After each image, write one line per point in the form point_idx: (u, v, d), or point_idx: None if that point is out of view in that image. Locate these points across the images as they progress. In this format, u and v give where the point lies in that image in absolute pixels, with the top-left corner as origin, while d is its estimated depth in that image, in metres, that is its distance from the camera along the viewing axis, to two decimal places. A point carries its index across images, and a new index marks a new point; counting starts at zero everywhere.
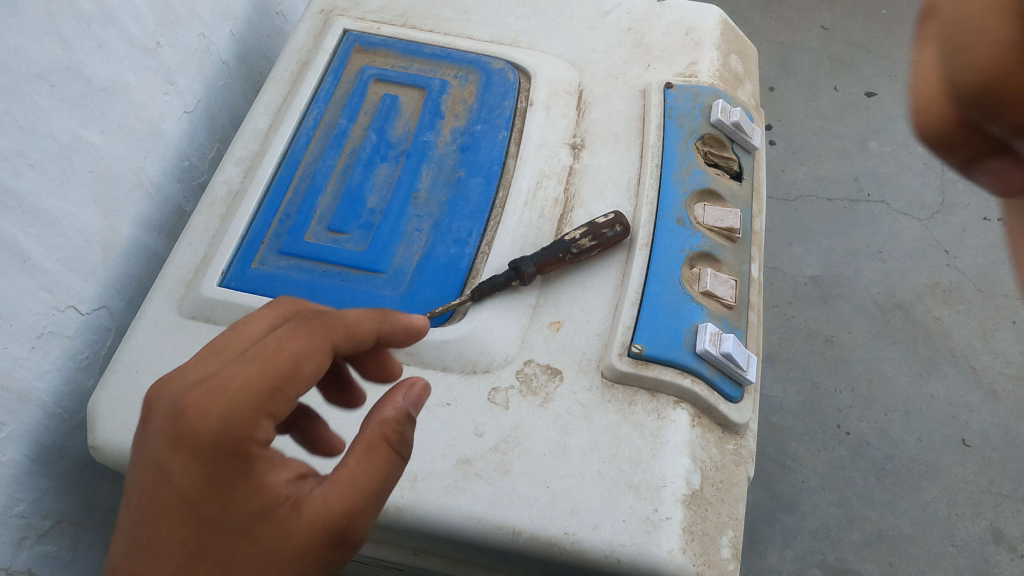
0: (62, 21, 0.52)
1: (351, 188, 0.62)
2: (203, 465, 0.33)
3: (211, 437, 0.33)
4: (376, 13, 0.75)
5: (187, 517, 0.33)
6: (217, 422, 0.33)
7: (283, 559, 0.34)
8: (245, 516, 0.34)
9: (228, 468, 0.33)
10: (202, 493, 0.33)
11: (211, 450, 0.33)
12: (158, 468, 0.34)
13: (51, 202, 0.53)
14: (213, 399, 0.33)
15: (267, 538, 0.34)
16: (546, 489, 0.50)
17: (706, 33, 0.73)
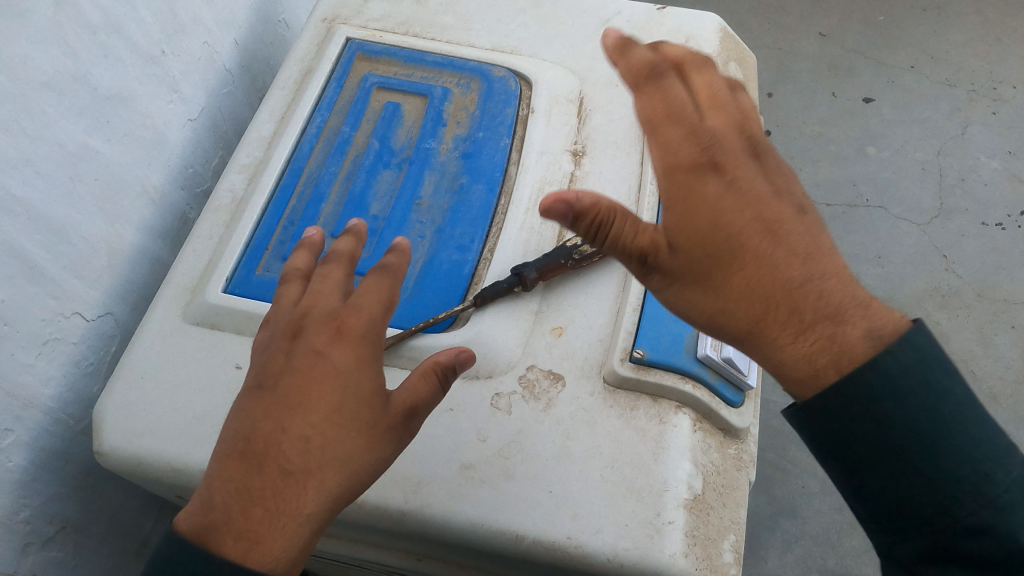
0: (70, 31, 0.53)
1: (354, 195, 0.63)
2: (346, 351, 0.43)
3: (357, 331, 0.43)
4: (378, 22, 0.76)
5: (329, 388, 0.41)
6: (360, 323, 0.44)
7: (385, 432, 0.42)
8: (365, 394, 0.42)
9: (360, 357, 0.43)
10: (345, 370, 0.42)
11: (354, 342, 0.43)
12: (315, 350, 0.42)
13: (57, 209, 0.54)
14: (358, 309, 0.44)
15: (378, 416, 0.42)
16: (548, 494, 0.50)
17: (705, 41, 0.74)
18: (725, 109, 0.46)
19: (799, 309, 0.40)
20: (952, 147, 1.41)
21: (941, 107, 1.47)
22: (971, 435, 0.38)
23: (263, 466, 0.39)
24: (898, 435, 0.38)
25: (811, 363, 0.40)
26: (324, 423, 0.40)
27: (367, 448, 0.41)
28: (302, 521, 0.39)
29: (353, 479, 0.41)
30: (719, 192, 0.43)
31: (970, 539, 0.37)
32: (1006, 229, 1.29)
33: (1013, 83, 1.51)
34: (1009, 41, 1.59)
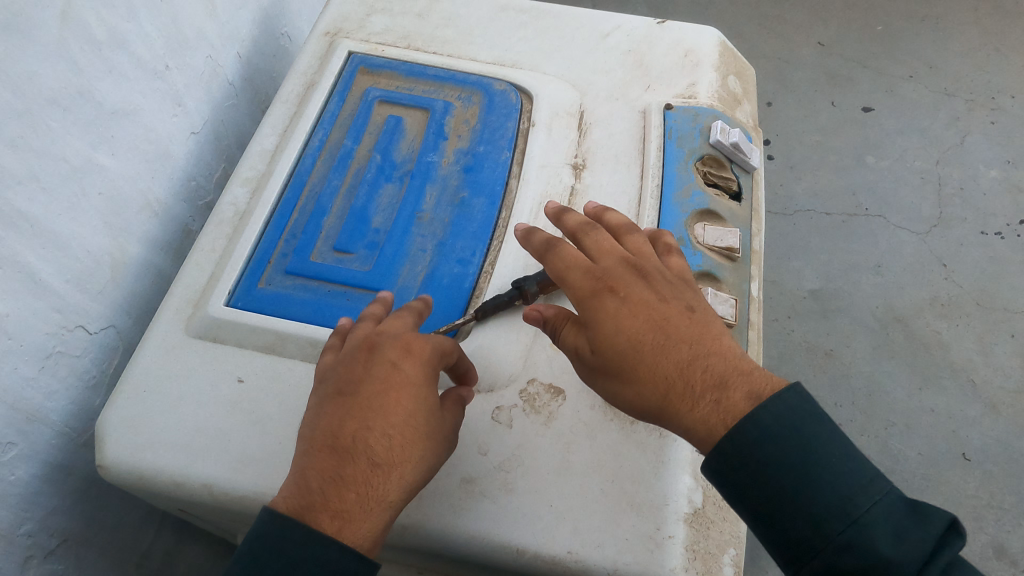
0: (76, 47, 0.53)
1: (356, 209, 0.63)
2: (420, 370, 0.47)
3: (427, 352, 0.48)
4: (379, 36, 0.77)
5: (408, 401, 0.46)
6: (430, 346, 0.48)
7: (442, 444, 0.47)
8: (431, 408, 0.47)
9: (428, 376, 0.47)
10: (419, 385, 0.46)
11: (425, 363, 0.48)
12: (391, 362, 0.47)
13: (62, 224, 0.54)
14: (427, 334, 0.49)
15: (439, 428, 0.47)
16: (549, 508, 0.51)
17: (705, 55, 0.74)
18: (615, 247, 0.50)
19: (691, 386, 0.43)
20: (951, 156, 1.41)
21: (940, 117, 1.48)
22: (834, 463, 0.40)
23: (353, 459, 0.43)
24: (772, 470, 0.40)
25: (705, 425, 0.42)
26: (403, 427, 0.45)
27: (434, 449, 0.46)
28: (386, 509, 0.43)
29: (423, 475, 0.46)
30: (618, 308, 0.46)
31: (839, 561, 0.38)
32: (1006, 238, 1.29)
33: (1012, 92, 1.52)
34: (1007, 51, 1.60)
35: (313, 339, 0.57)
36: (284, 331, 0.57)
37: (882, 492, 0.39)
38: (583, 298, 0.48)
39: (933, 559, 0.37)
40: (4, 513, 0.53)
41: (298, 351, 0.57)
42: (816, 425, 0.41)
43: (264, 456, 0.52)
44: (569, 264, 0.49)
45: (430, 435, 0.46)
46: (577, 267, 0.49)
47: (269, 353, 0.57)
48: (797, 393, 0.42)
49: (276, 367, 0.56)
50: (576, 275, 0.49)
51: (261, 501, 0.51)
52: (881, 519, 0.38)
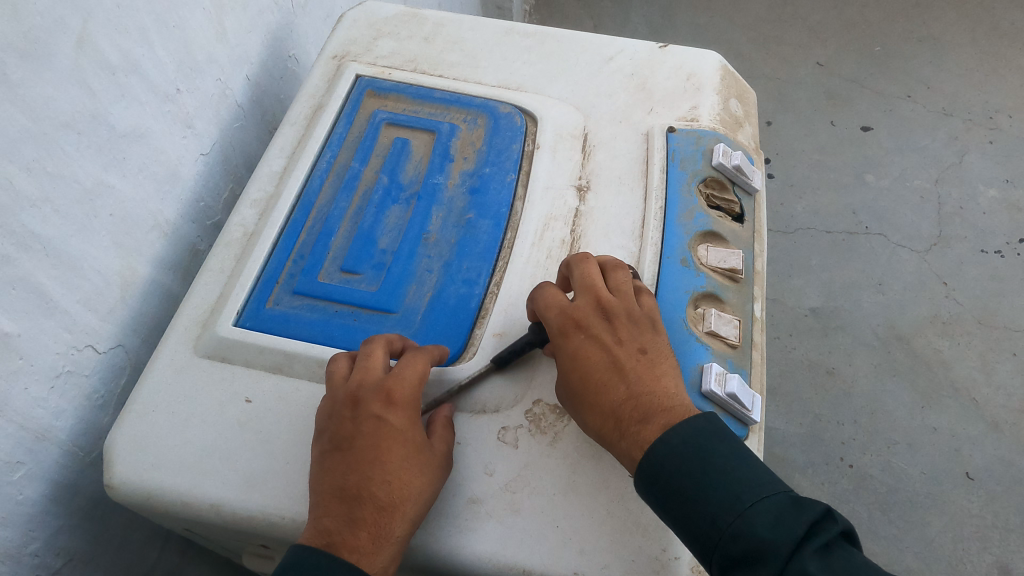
0: (91, 72, 0.54)
1: (363, 230, 0.64)
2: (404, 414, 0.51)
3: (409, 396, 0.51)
4: (386, 59, 0.78)
5: (396, 445, 0.49)
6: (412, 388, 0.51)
7: (438, 474, 0.50)
8: (420, 447, 0.50)
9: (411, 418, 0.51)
10: (407, 429, 0.50)
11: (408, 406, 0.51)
12: (375, 415, 0.50)
13: (74, 244, 0.55)
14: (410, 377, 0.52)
15: (432, 461, 0.50)
16: (555, 529, 0.51)
17: (707, 78, 0.76)
18: (592, 284, 0.55)
19: (622, 423, 0.49)
20: (950, 175, 1.42)
21: (939, 136, 1.49)
22: (728, 469, 0.46)
23: (361, 505, 0.47)
24: (676, 479, 0.46)
25: (626, 455, 0.49)
26: (400, 470, 0.48)
27: (432, 481, 0.49)
28: (397, 542, 0.47)
29: (425, 507, 0.49)
30: (580, 348, 0.52)
31: (731, 548, 0.43)
32: (1006, 256, 1.30)
33: (1009, 112, 1.53)
34: (1004, 71, 1.62)
35: (320, 359, 0.57)
36: (292, 351, 0.57)
37: (769, 491, 0.45)
38: (553, 332, 0.54)
39: (809, 541, 0.42)
40: (13, 532, 0.53)
41: (306, 371, 0.57)
42: (717, 440, 0.47)
43: (272, 475, 0.53)
44: (548, 305, 0.55)
45: (426, 470, 0.49)
46: (553, 304, 0.55)
47: (277, 373, 0.57)
48: (705, 419, 0.48)
49: (284, 387, 0.56)
50: (552, 310, 0.54)
51: (269, 521, 0.52)
52: (765, 511, 0.43)
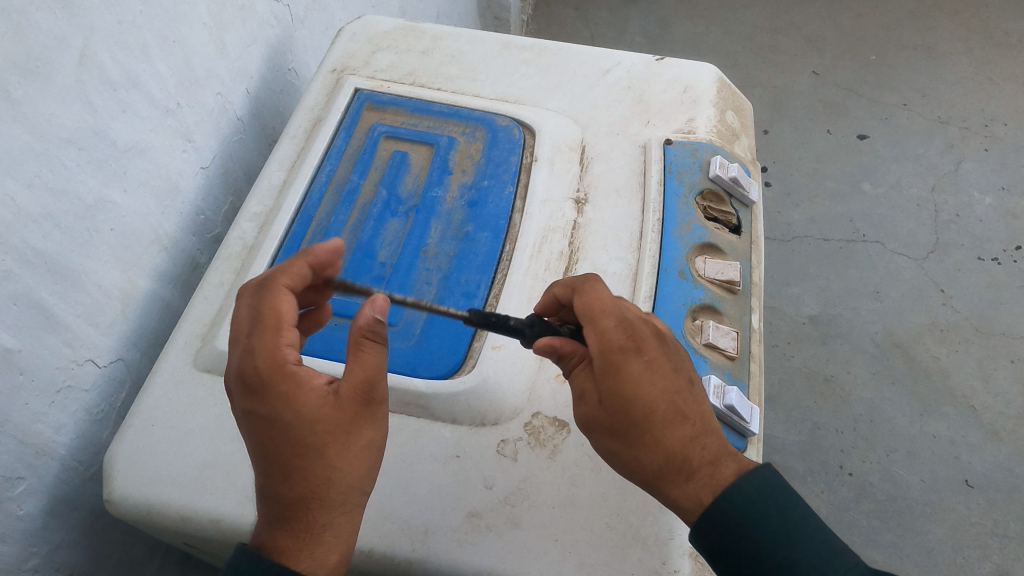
0: (93, 89, 0.55)
1: (362, 243, 0.64)
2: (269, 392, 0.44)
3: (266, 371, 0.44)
4: (385, 73, 0.78)
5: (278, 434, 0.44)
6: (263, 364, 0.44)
7: (347, 442, 0.44)
8: (305, 423, 0.44)
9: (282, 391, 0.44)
10: (281, 413, 0.44)
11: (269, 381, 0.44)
12: (247, 406, 0.45)
13: (74, 259, 0.55)
14: (257, 355, 0.45)
15: (334, 435, 0.44)
16: (555, 542, 0.51)
17: (703, 91, 0.76)
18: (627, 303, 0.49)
19: (692, 464, 0.45)
20: (947, 183, 1.43)
21: (935, 144, 1.50)
22: (805, 533, 0.44)
23: (279, 507, 0.44)
24: (758, 527, 0.43)
25: (699, 501, 0.45)
26: (296, 463, 0.44)
27: (341, 452, 0.44)
28: (332, 528, 0.45)
29: (350, 482, 0.45)
30: (641, 375, 0.46)
31: None
32: (1002, 264, 1.30)
33: (1005, 120, 1.54)
34: (999, 79, 1.63)
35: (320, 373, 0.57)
36: None
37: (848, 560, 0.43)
38: (602, 358, 0.47)
39: None
40: (12, 548, 0.53)
41: None
42: (789, 499, 0.45)
43: None
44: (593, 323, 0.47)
45: (327, 445, 0.44)
46: (609, 325, 0.47)
47: None
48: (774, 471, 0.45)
49: None
50: (611, 334, 0.47)
51: None
52: None
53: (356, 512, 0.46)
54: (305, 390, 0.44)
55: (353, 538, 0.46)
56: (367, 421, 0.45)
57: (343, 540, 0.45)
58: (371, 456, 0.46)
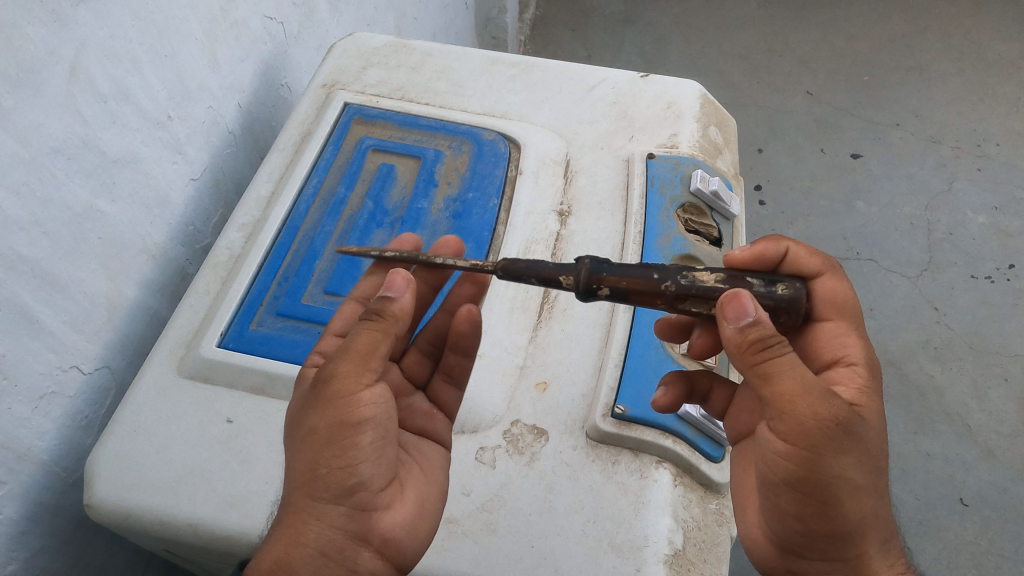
0: (83, 101, 0.56)
1: (347, 253, 0.65)
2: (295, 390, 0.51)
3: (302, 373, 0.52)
4: (374, 88, 0.80)
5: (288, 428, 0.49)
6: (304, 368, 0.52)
7: (301, 427, 0.45)
8: (291, 411, 0.48)
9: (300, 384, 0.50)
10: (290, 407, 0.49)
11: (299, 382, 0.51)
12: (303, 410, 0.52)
13: (60, 267, 0.56)
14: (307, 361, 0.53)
15: (296, 425, 0.46)
16: (530, 549, 0.51)
17: (686, 107, 0.78)
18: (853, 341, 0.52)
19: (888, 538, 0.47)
20: (939, 202, 1.44)
21: (927, 163, 1.52)
22: None
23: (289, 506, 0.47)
24: None
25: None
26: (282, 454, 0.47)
27: (292, 441, 0.45)
28: (278, 532, 0.44)
29: (291, 477, 0.44)
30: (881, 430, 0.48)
31: None
32: (995, 282, 1.31)
33: (997, 140, 1.56)
34: (990, 100, 1.65)
35: None
36: (273, 373, 0.58)
37: None
38: (865, 374, 0.50)
39: None
40: None
41: (287, 393, 0.58)
42: None
43: (253, 495, 0.54)
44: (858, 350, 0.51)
45: (289, 434, 0.46)
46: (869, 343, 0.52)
47: (258, 394, 0.58)
48: None
49: (266, 408, 0.58)
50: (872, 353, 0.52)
51: (249, 540, 0.52)
52: None
53: (304, 519, 0.43)
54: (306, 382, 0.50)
55: (300, 549, 0.43)
56: (314, 403, 0.45)
57: (286, 548, 0.43)
58: (311, 446, 0.44)
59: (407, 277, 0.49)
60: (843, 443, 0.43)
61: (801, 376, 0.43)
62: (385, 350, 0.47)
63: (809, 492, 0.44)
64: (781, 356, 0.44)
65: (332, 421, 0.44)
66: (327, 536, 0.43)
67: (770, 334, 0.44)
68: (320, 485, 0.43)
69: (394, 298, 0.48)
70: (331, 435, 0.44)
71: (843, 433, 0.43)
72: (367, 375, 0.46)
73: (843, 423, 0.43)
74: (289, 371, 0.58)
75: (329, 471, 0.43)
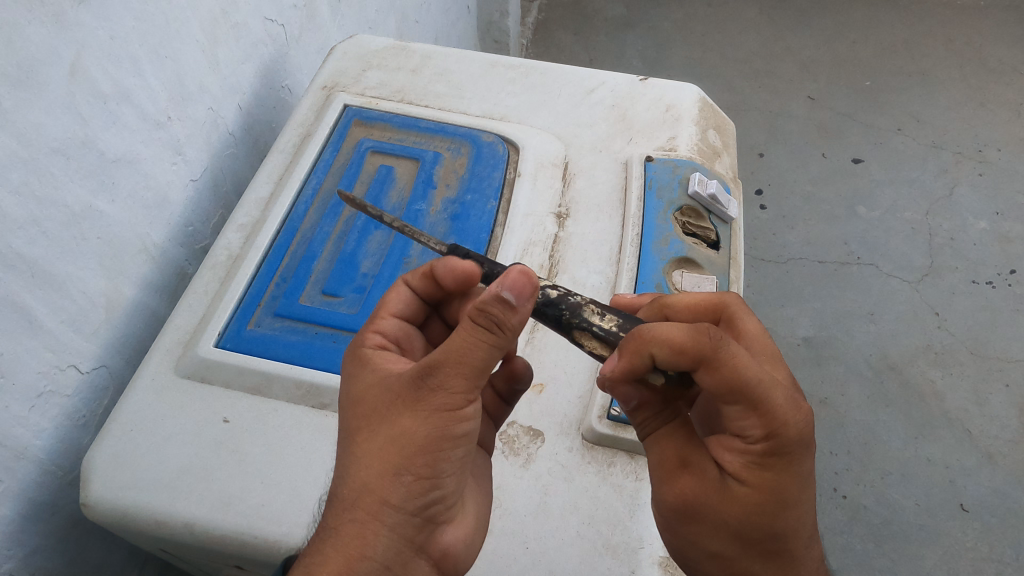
0: (83, 102, 0.56)
1: (345, 254, 0.65)
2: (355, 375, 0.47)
3: (359, 356, 0.48)
4: (374, 90, 0.80)
5: (346, 415, 0.46)
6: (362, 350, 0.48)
7: (385, 427, 0.42)
8: (364, 403, 0.44)
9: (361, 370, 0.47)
10: (350, 394, 0.46)
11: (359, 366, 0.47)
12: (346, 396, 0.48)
13: (59, 266, 0.56)
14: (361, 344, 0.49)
15: (376, 420, 0.43)
16: (525, 550, 0.51)
17: (685, 110, 0.78)
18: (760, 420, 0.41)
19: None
20: (941, 207, 1.44)
21: (929, 169, 1.52)
22: None
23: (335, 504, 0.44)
24: None
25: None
26: (342, 447, 0.44)
27: (370, 442, 0.43)
28: (337, 538, 0.42)
29: (365, 481, 0.42)
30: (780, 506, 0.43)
31: None
32: (997, 287, 1.31)
33: (998, 146, 1.56)
34: (992, 105, 1.65)
35: (298, 380, 0.58)
36: (270, 373, 0.58)
37: None
38: (760, 455, 0.42)
39: None
40: None
41: (284, 393, 0.58)
42: None
43: (248, 495, 0.54)
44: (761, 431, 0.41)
45: (364, 431, 0.43)
46: (782, 420, 0.40)
47: (255, 394, 0.58)
48: None
49: (263, 408, 0.58)
50: (788, 428, 0.41)
51: (244, 539, 0.52)
52: None
53: (374, 529, 0.41)
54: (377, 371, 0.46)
55: (370, 559, 0.41)
56: (410, 404, 0.42)
57: (353, 556, 0.41)
58: (397, 451, 0.42)
59: (531, 279, 0.43)
60: (689, 515, 0.46)
61: (660, 452, 0.46)
62: (494, 361, 0.43)
63: (685, 547, 0.48)
64: (649, 435, 0.47)
65: (429, 431, 0.42)
66: (395, 550, 0.42)
67: (641, 417, 0.47)
68: (400, 494, 0.41)
69: (515, 307, 0.42)
70: (426, 444, 0.42)
71: (689, 508, 0.45)
72: (472, 388, 0.42)
73: (685, 502, 0.45)
74: (285, 371, 0.58)
75: (416, 480, 0.42)
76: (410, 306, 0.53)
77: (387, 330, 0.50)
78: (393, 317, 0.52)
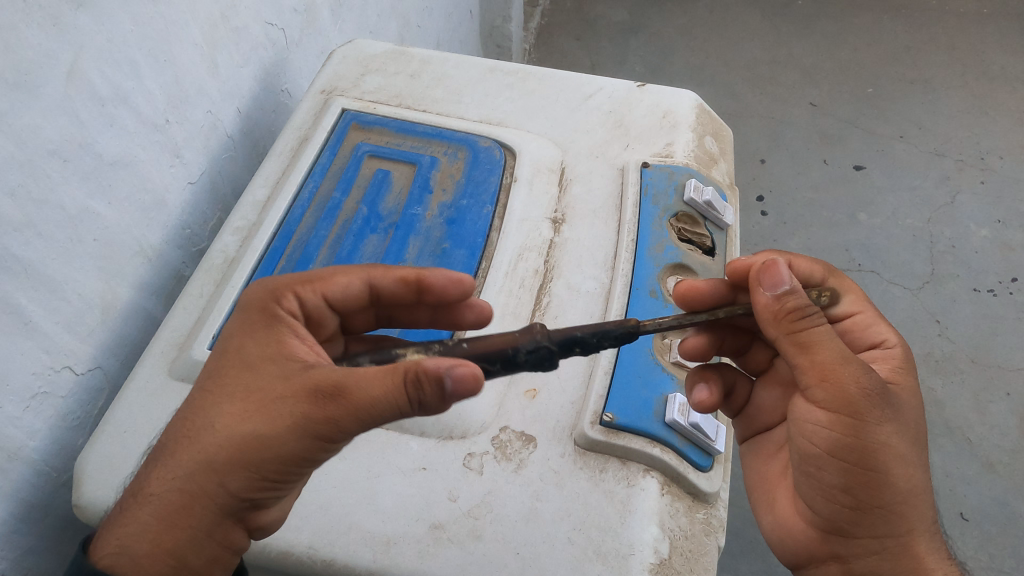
0: (81, 105, 0.57)
1: (340, 258, 0.66)
2: (249, 350, 0.46)
3: (262, 335, 0.47)
4: (372, 94, 0.80)
5: (222, 382, 0.46)
6: (264, 330, 0.48)
7: (258, 428, 0.43)
8: (248, 388, 0.45)
9: (257, 351, 0.46)
10: (241, 368, 0.46)
11: (257, 344, 0.47)
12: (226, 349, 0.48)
13: (54, 268, 0.56)
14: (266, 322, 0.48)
15: (256, 414, 0.43)
16: (515, 556, 0.51)
17: (682, 116, 0.78)
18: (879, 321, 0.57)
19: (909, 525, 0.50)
20: (942, 214, 1.44)
21: (930, 176, 1.52)
22: None
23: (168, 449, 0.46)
24: None
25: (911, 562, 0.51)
26: (203, 410, 0.45)
27: (234, 433, 0.43)
28: (168, 496, 0.44)
29: (212, 462, 0.43)
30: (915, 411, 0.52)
31: None
32: (998, 295, 1.31)
33: (1000, 154, 1.56)
34: (994, 112, 1.65)
35: None
36: None
37: None
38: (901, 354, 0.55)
39: None
40: None
41: None
42: None
43: None
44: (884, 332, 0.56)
45: (235, 419, 0.44)
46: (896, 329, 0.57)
47: None
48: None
49: None
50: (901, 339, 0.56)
51: None
52: None
53: (202, 505, 0.44)
54: (273, 362, 0.45)
55: (185, 532, 0.44)
56: (296, 421, 0.42)
57: (167, 526, 0.44)
58: (261, 457, 0.43)
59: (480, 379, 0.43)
60: (883, 410, 0.48)
61: (835, 346, 0.48)
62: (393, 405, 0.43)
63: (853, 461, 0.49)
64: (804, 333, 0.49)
65: (298, 451, 0.43)
66: (216, 525, 0.45)
67: (804, 304, 0.49)
68: (240, 487, 0.44)
69: (446, 393, 0.43)
70: (290, 459, 0.43)
71: (877, 399, 0.48)
72: (360, 423, 0.43)
73: (877, 389, 0.48)
74: None
75: (261, 481, 0.44)
76: (349, 295, 0.53)
77: (311, 301, 0.51)
78: (322, 293, 0.52)
